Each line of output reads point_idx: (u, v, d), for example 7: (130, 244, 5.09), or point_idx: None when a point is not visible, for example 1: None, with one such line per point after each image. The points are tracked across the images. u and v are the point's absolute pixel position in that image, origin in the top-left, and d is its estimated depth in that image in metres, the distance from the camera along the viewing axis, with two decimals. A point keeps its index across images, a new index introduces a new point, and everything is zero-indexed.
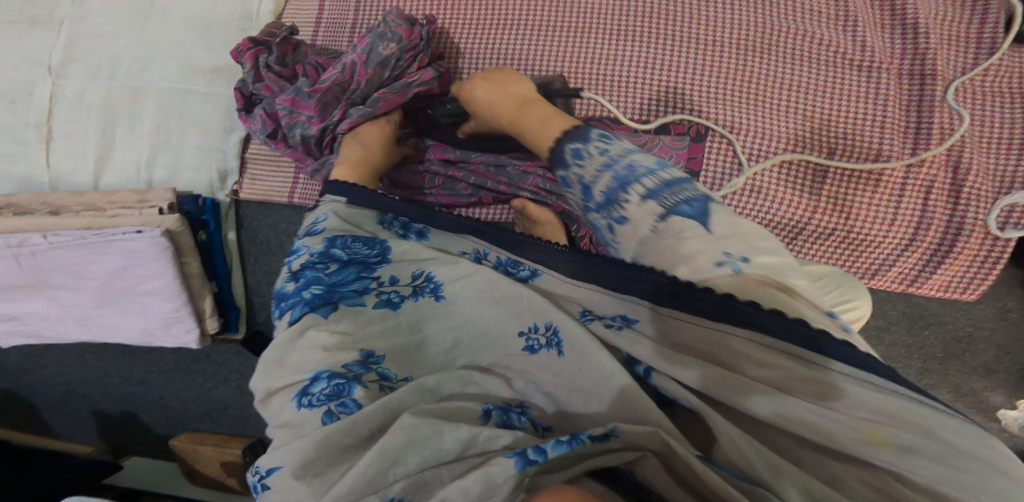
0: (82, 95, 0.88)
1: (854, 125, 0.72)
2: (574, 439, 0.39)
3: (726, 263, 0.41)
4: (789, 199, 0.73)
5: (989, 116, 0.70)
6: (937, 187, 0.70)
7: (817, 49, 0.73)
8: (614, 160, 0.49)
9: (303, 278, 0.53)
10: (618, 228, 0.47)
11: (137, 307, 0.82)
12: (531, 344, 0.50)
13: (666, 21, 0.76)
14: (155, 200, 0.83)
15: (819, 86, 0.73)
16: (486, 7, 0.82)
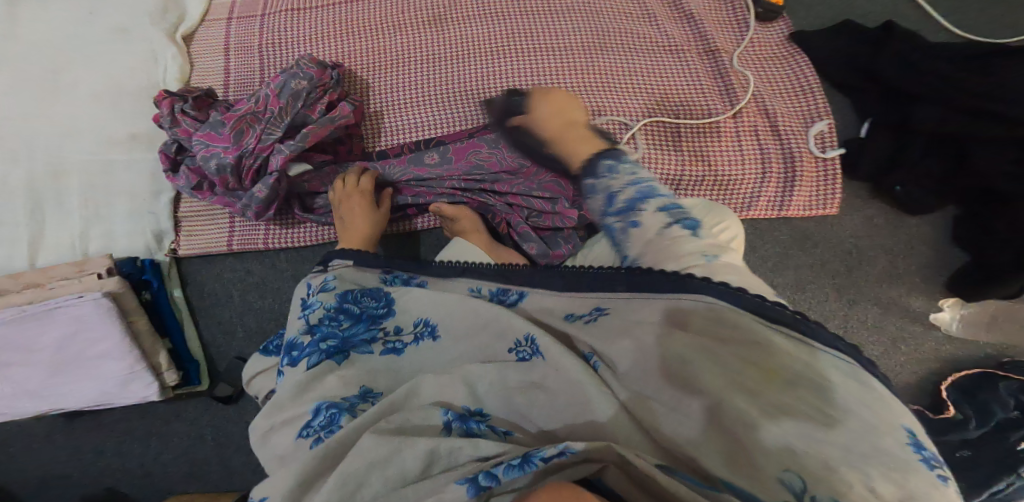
0: (6, 180, 0.86)
1: (687, 94, 0.99)
2: (526, 463, 0.45)
3: (675, 230, 0.53)
4: (660, 159, 0.95)
5: (775, 98, 1.01)
6: (763, 129, 0.99)
7: (641, 43, 0.99)
8: (646, 186, 0.54)
9: (318, 331, 0.64)
10: (630, 230, 0.54)
11: (90, 372, 0.81)
12: (521, 355, 0.57)
13: (529, 37, 0.96)
14: (93, 267, 0.81)
15: (650, 70, 0.98)
16: (377, 50, 0.95)
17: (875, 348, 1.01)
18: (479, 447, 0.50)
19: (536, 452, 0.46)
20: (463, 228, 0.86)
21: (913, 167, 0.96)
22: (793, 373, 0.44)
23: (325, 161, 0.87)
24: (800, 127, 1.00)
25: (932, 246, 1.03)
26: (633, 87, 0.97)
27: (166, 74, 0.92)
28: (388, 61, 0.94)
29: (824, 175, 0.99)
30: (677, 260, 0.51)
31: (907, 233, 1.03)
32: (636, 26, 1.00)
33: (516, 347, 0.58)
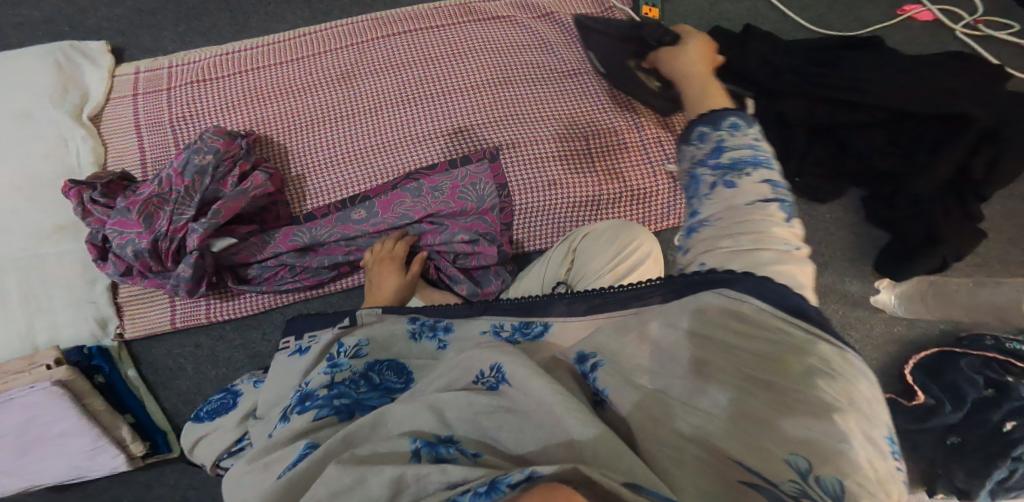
0: None
1: (593, 115, 1.02)
2: (494, 490, 0.44)
3: (756, 207, 0.50)
4: (579, 182, 0.98)
5: None
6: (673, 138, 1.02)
7: (543, 72, 1.03)
8: (761, 156, 0.52)
9: (336, 389, 0.70)
10: (721, 189, 0.52)
11: (55, 451, 0.84)
12: (488, 385, 0.59)
13: (435, 83, 1.00)
14: (41, 359, 0.84)
15: (555, 96, 1.02)
16: (292, 114, 0.98)
17: None
18: (446, 472, 0.49)
19: (501, 479, 0.45)
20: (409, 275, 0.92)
21: (805, 161, 1.02)
22: (772, 344, 0.47)
23: (250, 232, 0.90)
24: None
25: (847, 229, 1.08)
26: (543, 115, 1.00)
27: (82, 158, 0.94)
28: (300, 123, 0.97)
29: None
30: (759, 234, 0.49)
31: (822, 221, 1.08)
32: (535, 56, 1.04)
33: (482, 378, 0.59)
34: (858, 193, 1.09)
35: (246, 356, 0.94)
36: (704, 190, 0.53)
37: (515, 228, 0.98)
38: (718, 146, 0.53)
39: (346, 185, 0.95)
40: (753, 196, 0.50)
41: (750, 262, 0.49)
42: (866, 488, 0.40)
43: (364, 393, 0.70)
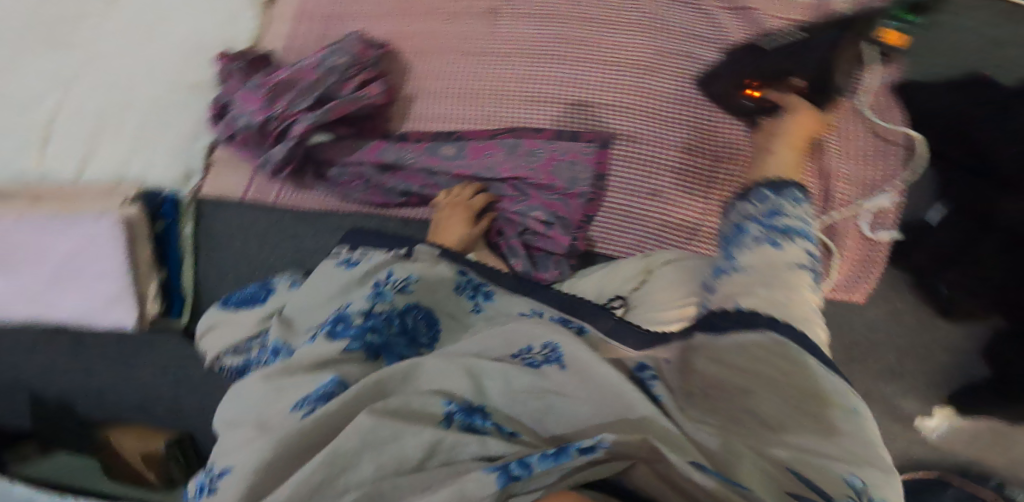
0: (81, 106, 0.99)
1: (731, 135, 0.91)
2: (561, 453, 0.44)
3: (792, 269, 0.58)
4: (683, 202, 0.91)
5: (858, 161, 1.00)
6: None
7: (698, 68, 0.92)
8: (803, 228, 0.63)
9: (368, 320, 0.65)
10: (767, 246, 0.60)
11: (83, 288, 0.90)
12: (532, 362, 0.58)
13: (577, 47, 0.94)
14: (122, 192, 0.92)
15: (699, 100, 0.91)
16: (433, 40, 0.99)
17: None
18: (483, 446, 0.50)
19: (570, 444, 0.45)
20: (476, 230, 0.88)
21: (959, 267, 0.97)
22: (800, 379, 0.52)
23: (347, 135, 0.93)
24: (858, 194, 1.00)
25: (947, 352, 1.06)
26: (678, 117, 0.91)
27: (240, 33, 1.05)
28: (436, 49, 0.98)
29: (862, 257, 1.01)
30: (789, 282, 0.57)
31: (923, 335, 1.07)
32: (698, 47, 0.92)
33: (525, 354, 0.59)
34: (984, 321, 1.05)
35: (286, 252, 0.92)
36: (747, 241, 0.61)
37: (595, 223, 0.91)
38: (769, 211, 0.64)
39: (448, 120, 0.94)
40: (790, 261, 0.58)
41: (778, 304, 0.55)
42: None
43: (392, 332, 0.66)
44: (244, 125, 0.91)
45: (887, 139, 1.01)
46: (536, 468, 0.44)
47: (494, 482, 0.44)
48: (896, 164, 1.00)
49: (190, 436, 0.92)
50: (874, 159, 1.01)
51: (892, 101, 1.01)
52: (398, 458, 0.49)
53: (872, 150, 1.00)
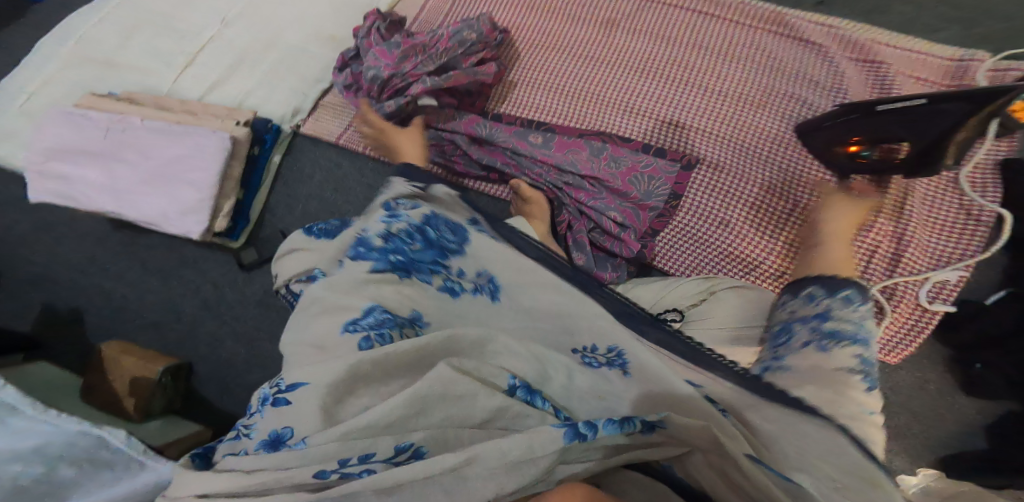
0: (231, 41, 1.15)
1: (815, 183, 0.91)
2: (625, 423, 0.55)
3: (846, 367, 0.60)
4: (749, 239, 0.90)
5: (930, 230, 0.98)
6: (878, 254, 0.98)
7: (801, 109, 0.90)
8: (859, 331, 0.62)
9: (393, 241, 0.71)
10: (816, 348, 0.62)
11: (169, 191, 0.95)
12: (589, 359, 0.65)
13: (684, 68, 0.95)
14: (239, 116, 1.02)
15: (792, 144, 0.91)
16: (550, 34, 1.03)
17: None
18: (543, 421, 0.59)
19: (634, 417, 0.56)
20: (530, 211, 0.90)
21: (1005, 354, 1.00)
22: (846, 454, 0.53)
23: (450, 103, 0.98)
24: (924, 266, 0.98)
25: (958, 423, 1.07)
26: (767, 158, 0.91)
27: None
28: (553, 43, 1.03)
29: (910, 321, 0.99)
30: (834, 383, 0.60)
31: (946, 406, 1.07)
32: (808, 89, 0.90)
33: (587, 351, 0.65)
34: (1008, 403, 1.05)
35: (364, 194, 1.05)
36: (795, 340, 0.64)
37: (658, 238, 0.93)
38: (822, 314, 0.65)
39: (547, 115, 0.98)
40: (835, 368, 0.60)
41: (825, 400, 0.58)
42: None
43: (423, 254, 0.72)
44: (369, 78, 0.95)
45: (973, 215, 0.97)
46: (600, 430, 0.54)
47: (563, 435, 0.53)
48: (972, 245, 0.97)
49: (183, 369, 1.03)
50: (953, 235, 0.97)
51: (991, 178, 0.96)
52: (465, 414, 0.58)
53: (950, 224, 0.97)
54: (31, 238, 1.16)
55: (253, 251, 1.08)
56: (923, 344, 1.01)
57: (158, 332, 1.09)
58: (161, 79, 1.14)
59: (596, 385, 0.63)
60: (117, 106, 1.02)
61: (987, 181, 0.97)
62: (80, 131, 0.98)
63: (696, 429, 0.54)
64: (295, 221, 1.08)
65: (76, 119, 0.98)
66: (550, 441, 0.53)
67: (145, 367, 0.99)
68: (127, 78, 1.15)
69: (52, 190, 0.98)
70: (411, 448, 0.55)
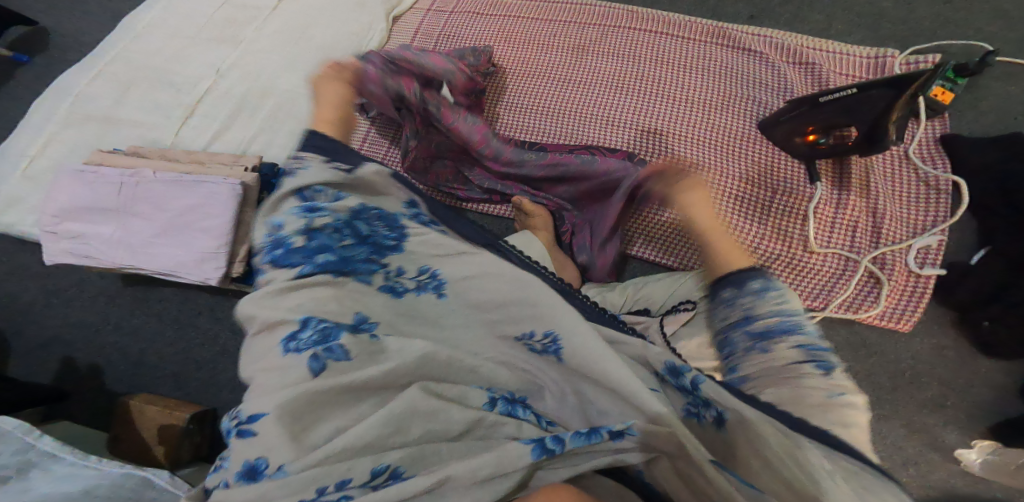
0: (229, 90, 1.22)
1: (788, 173, 1.09)
2: (588, 435, 0.70)
3: (796, 355, 0.69)
4: (740, 226, 1.06)
5: (901, 202, 1.12)
6: (860, 229, 1.12)
7: (759, 109, 1.09)
8: (788, 311, 0.71)
9: (320, 240, 0.79)
10: (756, 352, 0.71)
11: (187, 241, 1.02)
12: (534, 346, 0.79)
13: (652, 86, 1.13)
14: (245, 161, 1.06)
15: (758, 139, 1.09)
16: (526, 65, 1.21)
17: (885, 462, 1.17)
18: (519, 429, 0.76)
19: (599, 428, 0.70)
20: (536, 224, 1.08)
21: (1008, 309, 1.10)
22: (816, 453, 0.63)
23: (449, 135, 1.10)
24: (904, 236, 1.13)
25: (993, 388, 1.15)
26: (740, 153, 1.08)
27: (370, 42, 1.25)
28: (535, 74, 1.20)
29: (909, 287, 1.14)
30: (782, 374, 0.69)
31: (971, 372, 1.16)
32: (761, 92, 1.10)
33: (530, 338, 0.79)
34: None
35: None
36: (737, 354, 0.73)
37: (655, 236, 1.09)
38: (744, 316, 0.73)
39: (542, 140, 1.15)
40: (784, 357, 0.69)
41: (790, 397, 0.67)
42: None
43: (355, 250, 0.81)
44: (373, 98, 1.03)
45: (932, 185, 1.12)
46: (565, 442, 0.70)
47: (530, 453, 0.69)
48: (942, 211, 1.11)
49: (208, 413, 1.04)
50: (920, 204, 1.12)
51: (937, 150, 1.12)
52: (445, 429, 0.72)
53: (916, 195, 1.12)
54: (42, 305, 1.21)
55: None
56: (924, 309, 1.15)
57: (178, 382, 1.15)
58: (163, 131, 1.20)
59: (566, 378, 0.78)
60: (124, 161, 1.05)
61: (935, 152, 1.12)
62: (93, 189, 1.02)
63: (653, 434, 0.69)
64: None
65: (89, 178, 1.04)
66: (518, 455, 0.68)
67: (170, 413, 1.01)
68: (129, 131, 1.20)
69: (70, 248, 1.03)
70: (389, 469, 0.67)
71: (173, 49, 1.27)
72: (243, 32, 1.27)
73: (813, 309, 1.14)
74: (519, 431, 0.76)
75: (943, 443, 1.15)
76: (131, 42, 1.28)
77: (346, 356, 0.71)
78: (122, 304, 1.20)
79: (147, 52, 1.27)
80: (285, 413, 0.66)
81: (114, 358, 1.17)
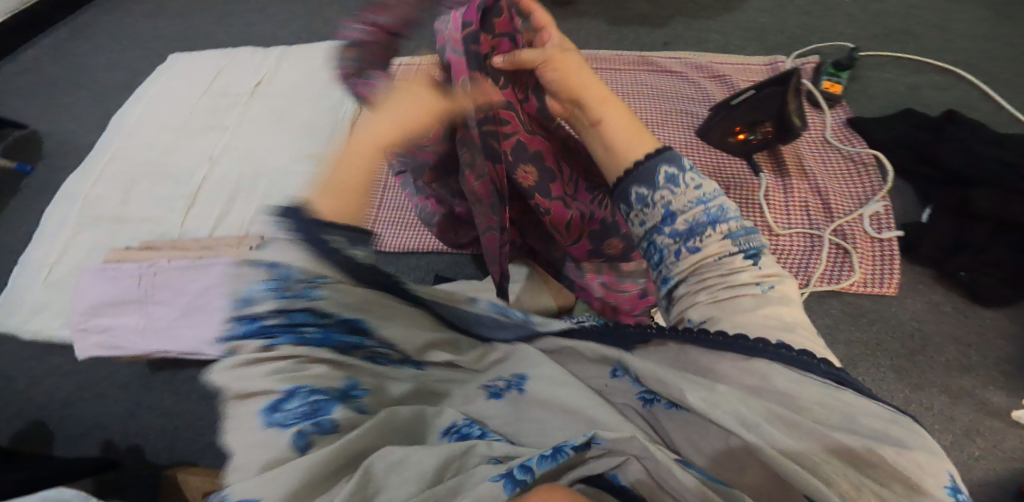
0: (224, 178, 1.39)
1: (734, 171, 1.27)
2: (558, 452, 0.51)
3: (750, 258, 0.65)
4: None
5: (838, 177, 1.28)
6: (811, 205, 1.25)
7: (693, 120, 1.30)
8: (706, 196, 0.67)
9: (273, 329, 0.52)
10: (688, 253, 0.66)
11: (204, 319, 1.21)
12: (495, 390, 0.64)
13: None
14: (250, 242, 1.28)
15: (701, 143, 1.28)
16: None
17: (945, 436, 1.10)
18: (490, 447, 0.55)
19: (568, 443, 0.51)
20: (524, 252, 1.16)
21: (979, 256, 1.17)
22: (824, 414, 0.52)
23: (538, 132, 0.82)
24: (853, 207, 1.25)
25: (1010, 340, 1.17)
26: (690, 157, 1.26)
27: (346, 113, 1.43)
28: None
29: (877, 252, 1.23)
30: (734, 283, 0.64)
31: (978, 325, 1.18)
32: (693, 107, 1.32)
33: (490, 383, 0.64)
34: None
35: None
36: (671, 256, 0.67)
37: None
38: (667, 211, 0.67)
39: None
40: (717, 250, 0.65)
41: (785, 321, 0.60)
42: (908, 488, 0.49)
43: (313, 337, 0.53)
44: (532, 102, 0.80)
45: (858, 161, 1.28)
46: (536, 468, 0.50)
47: (501, 489, 0.49)
48: (875, 178, 1.27)
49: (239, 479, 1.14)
50: (856, 177, 1.28)
51: (852, 132, 1.31)
52: (420, 473, 0.51)
53: (849, 171, 1.28)
54: (78, 400, 1.34)
55: None
56: (900, 270, 1.22)
57: (216, 451, 1.25)
58: (169, 224, 1.36)
59: (549, 418, 0.60)
60: (141, 256, 1.29)
61: (849, 132, 1.31)
62: (118, 284, 1.26)
63: (621, 439, 0.54)
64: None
65: (112, 273, 1.27)
66: (491, 497, 0.48)
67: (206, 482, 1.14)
68: (136, 229, 1.36)
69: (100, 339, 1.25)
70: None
71: (164, 147, 1.47)
72: (228, 119, 1.48)
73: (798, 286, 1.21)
74: (493, 449, 0.55)
75: (980, 399, 1.12)
76: (125, 143, 1.49)
77: (333, 428, 0.50)
78: (155, 389, 1.33)
79: (141, 150, 1.47)
80: (294, 491, 0.46)
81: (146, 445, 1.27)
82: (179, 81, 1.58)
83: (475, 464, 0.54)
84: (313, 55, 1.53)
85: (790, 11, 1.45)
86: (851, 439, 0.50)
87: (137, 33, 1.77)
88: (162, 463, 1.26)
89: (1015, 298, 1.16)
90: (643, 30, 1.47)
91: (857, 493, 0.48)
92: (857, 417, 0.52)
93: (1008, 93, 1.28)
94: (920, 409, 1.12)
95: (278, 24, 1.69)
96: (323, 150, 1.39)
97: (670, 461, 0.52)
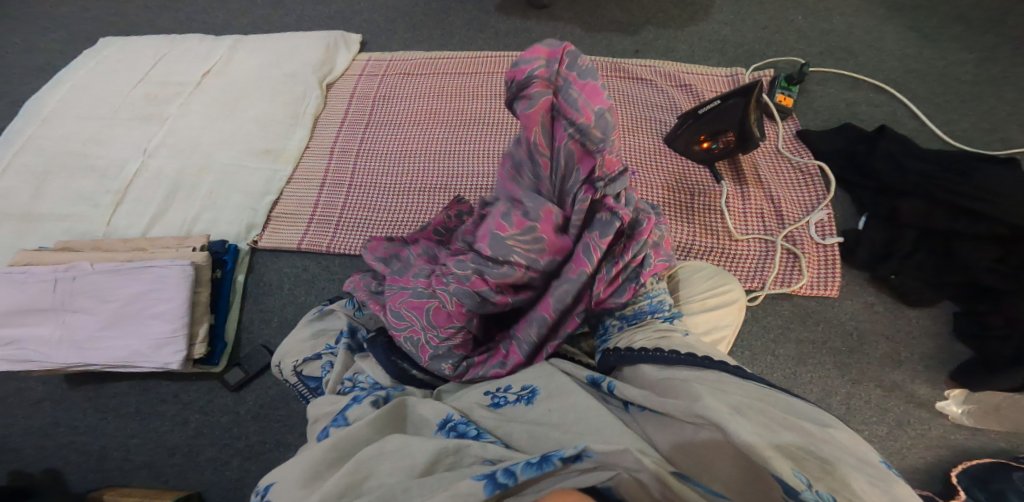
0: (162, 170, 1.27)
1: (699, 179, 1.33)
2: (546, 462, 0.64)
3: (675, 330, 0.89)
4: (674, 228, 1.28)
5: (790, 184, 1.36)
6: (766, 211, 1.32)
7: (658, 128, 1.36)
8: (653, 300, 0.95)
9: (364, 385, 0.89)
10: (618, 330, 0.93)
11: (139, 330, 1.10)
12: (496, 401, 0.83)
13: None
14: (192, 242, 1.17)
15: (665, 152, 1.35)
16: (465, 113, 1.31)
17: (882, 428, 1.21)
18: (485, 448, 0.72)
19: (553, 454, 0.65)
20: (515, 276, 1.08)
21: (906, 260, 1.27)
22: (792, 412, 0.69)
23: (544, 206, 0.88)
24: (802, 214, 1.33)
25: (932, 337, 1.29)
26: (657, 166, 1.33)
27: (308, 107, 1.34)
28: (468, 122, 1.30)
29: (822, 256, 1.31)
30: (654, 328, 0.90)
31: (905, 323, 1.30)
32: (666, 117, 1.37)
33: (493, 394, 0.84)
34: (950, 307, 1.31)
35: (338, 286, 1.20)
36: (607, 332, 0.95)
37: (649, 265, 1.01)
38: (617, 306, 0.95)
39: (447, 184, 1.23)
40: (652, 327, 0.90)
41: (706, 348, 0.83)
42: (865, 463, 0.62)
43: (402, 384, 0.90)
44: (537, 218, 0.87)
45: (804, 171, 1.37)
46: (518, 473, 0.64)
47: (484, 489, 0.63)
48: (820, 187, 1.35)
49: (194, 495, 1.07)
50: (804, 187, 1.36)
51: (800, 144, 1.39)
52: (410, 466, 0.70)
53: (798, 179, 1.36)
54: None
55: (239, 368, 1.16)
56: (841, 273, 1.32)
57: (151, 472, 1.12)
58: (93, 221, 1.21)
59: (546, 419, 0.77)
60: (54, 257, 1.14)
61: (796, 144, 1.40)
62: (24, 290, 1.10)
63: (613, 453, 0.65)
64: (276, 330, 1.20)
65: (20, 279, 1.11)
66: (472, 493, 0.63)
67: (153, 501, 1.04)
68: (52, 226, 1.21)
69: (5, 353, 1.10)
70: None
71: (87, 133, 1.32)
72: (168, 110, 1.35)
73: (755, 290, 1.28)
74: (485, 451, 0.71)
75: (908, 392, 1.24)
76: (42, 130, 1.32)
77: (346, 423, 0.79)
78: (75, 404, 1.18)
79: (61, 137, 1.31)
80: (308, 467, 0.72)
81: (71, 466, 1.13)
82: (112, 66, 1.42)
83: (470, 463, 0.71)
84: (271, 40, 1.44)
85: (748, 23, 1.52)
86: (813, 428, 0.66)
87: (62, 15, 1.59)
88: (82, 489, 1.11)
89: (936, 299, 1.28)
90: (615, 38, 1.49)
91: (817, 468, 0.62)
92: (801, 411, 0.69)
93: (933, 110, 1.40)
94: (855, 401, 1.24)
95: (232, 12, 1.57)
96: (280, 145, 1.30)
97: (667, 474, 0.63)
